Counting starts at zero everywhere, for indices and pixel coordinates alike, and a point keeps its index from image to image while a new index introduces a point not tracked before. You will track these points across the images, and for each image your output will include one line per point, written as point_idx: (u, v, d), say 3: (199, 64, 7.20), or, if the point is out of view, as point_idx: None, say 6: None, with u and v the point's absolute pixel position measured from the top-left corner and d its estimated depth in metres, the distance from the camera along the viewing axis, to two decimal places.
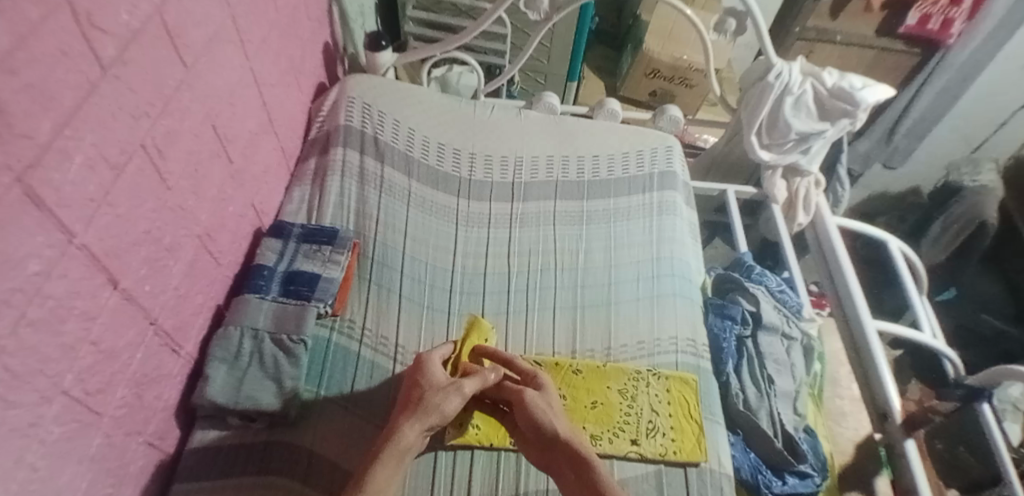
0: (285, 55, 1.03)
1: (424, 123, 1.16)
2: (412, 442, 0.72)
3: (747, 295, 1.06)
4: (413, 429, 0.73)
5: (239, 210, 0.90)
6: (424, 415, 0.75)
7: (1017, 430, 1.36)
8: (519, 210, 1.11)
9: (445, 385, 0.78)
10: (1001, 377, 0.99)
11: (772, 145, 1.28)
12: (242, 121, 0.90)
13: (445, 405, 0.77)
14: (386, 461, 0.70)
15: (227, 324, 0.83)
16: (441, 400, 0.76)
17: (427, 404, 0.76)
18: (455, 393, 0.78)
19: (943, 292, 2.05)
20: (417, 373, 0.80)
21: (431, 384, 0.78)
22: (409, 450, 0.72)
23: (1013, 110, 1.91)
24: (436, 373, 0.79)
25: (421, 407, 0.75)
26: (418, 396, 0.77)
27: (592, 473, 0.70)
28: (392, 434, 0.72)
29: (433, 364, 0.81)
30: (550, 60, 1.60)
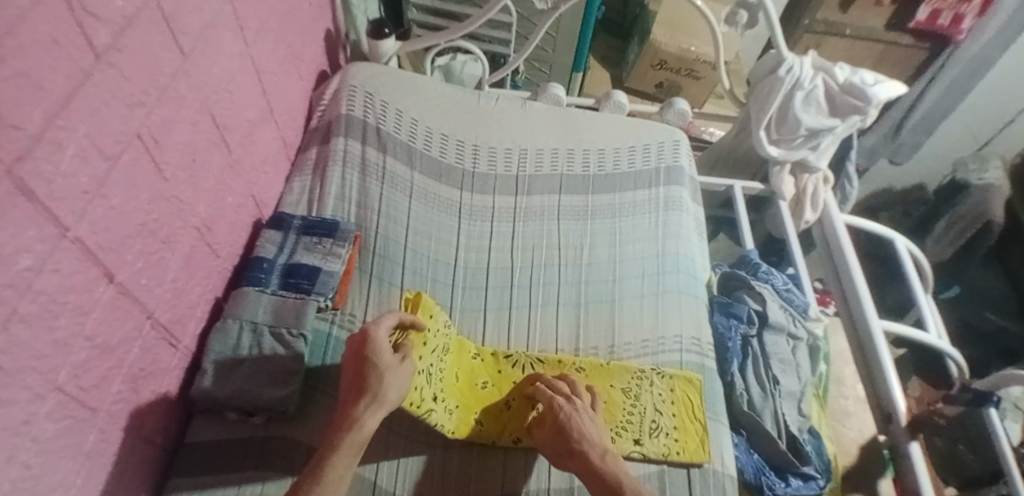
0: (285, 42, 1.00)
1: (426, 112, 1.14)
2: (373, 430, 0.69)
3: (753, 293, 1.05)
4: (374, 417, 0.69)
5: (238, 200, 0.89)
6: (383, 401, 0.69)
7: (1017, 428, 1.36)
8: (524, 203, 1.09)
9: (398, 365, 0.72)
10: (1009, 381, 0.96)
11: (781, 141, 1.25)
12: (241, 110, 0.87)
13: (400, 386, 0.71)
14: (348, 451, 0.66)
15: (226, 317, 0.81)
16: (385, 384, 0.70)
17: (376, 388, 0.69)
18: (404, 372, 0.72)
19: (947, 290, 2.01)
20: (363, 352, 0.71)
21: (384, 363, 0.71)
22: (369, 436, 0.69)
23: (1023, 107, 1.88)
24: (388, 352, 0.72)
25: (378, 392, 0.69)
26: (370, 380, 0.70)
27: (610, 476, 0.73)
28: (351, 423, 0.68)
29: (380, 338, 0.72)
30: (555, 50, 1.57)
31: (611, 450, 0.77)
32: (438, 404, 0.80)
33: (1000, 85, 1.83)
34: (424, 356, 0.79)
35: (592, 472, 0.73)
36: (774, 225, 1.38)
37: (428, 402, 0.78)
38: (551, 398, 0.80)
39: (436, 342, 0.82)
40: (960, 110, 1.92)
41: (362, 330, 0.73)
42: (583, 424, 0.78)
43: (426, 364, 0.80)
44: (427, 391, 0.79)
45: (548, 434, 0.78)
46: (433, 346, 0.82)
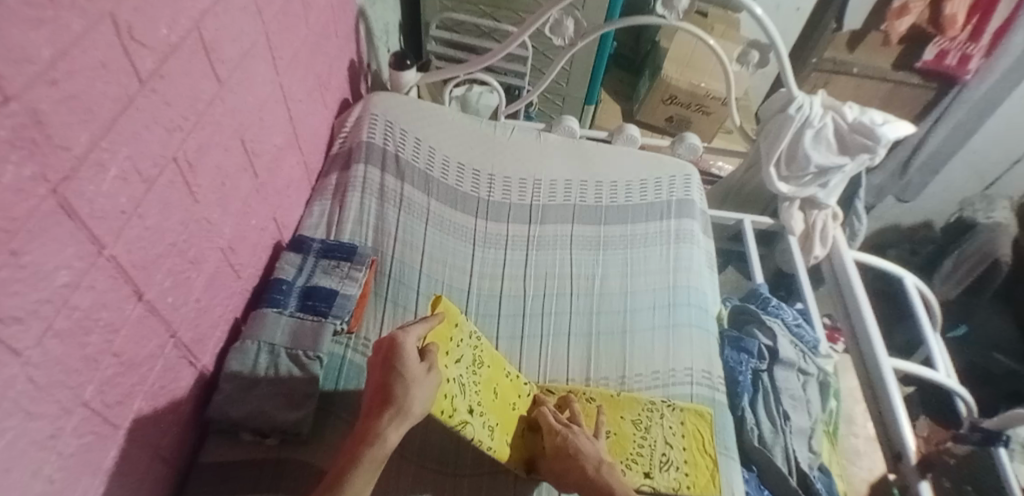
0: (313, 71, 1.04)
1: (445, 142, 1.17)
2: (395, 444, 0.68)
3: (764, 328, 1.06)
4: (396, 431, 0.68)
5: (261, 223, 0.91)
6: (407, 415, 0.68)
7: None
8: (537, 232, 1.11)
9: (424, 375, 0.70)
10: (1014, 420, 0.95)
11: (790, 178, 1.28)
12: (270, 135, 0.90)
13: (424, 399, 0.69)
14: (366, 467, 0.66)
15: (244, 338, 0.82)
16: (409, 397, 0.68)
17: (399, 401, 0.68)
18: (430, 384, 0.70)
19: (954, 329, 2.03)
20: (391, 359, 0.70)
21: (411, 375, 0.69)
22: (389, 450, 0.68)
23: None
24: (414, 362, 0.70)
25: (403, 405, 0.68)
26: (395, 392, 0.69)
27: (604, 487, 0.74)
28: (373, 438, 0.67)
29: (408, 346, 0.71)
30: (569, 83, 1.62)
31: (608, 461, 0.78)
32: (473, 417, 0.78)
33: (1007, 125, 1.85)
34: (449, 365, 0.79)
35: (587, 481, 0.76)
36: (783, 259, 1.40)
37: (461, 410, 0.76)
38: (550, 419, 0.82)
39: (460, 352, 0.82)
40: (967, 149, 1.94)
41: (391, 336, 0.72)
42: (580, 440, 0.80)
43: (454, 373, 0.79)
44: (458, 401, 0.77)
45: (553, 460, 0.79)
46: (457, 355, 0.81)
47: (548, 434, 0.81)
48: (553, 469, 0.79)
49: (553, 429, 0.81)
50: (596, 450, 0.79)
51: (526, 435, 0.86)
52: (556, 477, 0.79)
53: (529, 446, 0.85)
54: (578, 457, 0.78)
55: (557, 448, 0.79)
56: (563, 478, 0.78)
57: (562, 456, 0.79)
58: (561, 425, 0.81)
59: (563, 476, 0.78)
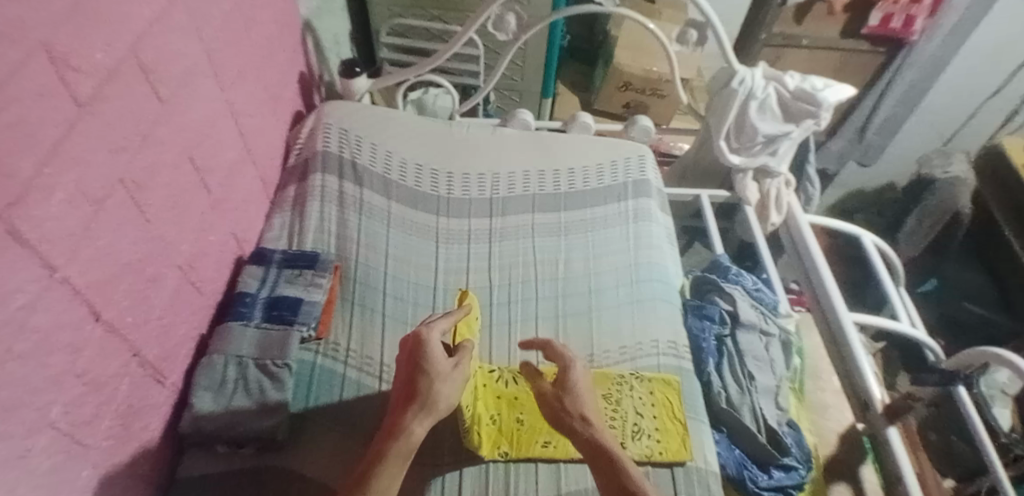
0: (261, 85, 1.05)
1: (401, 145, 1.18)
2: (421, 439, 0.68)
3: (725, 295, 1.09)
4: (423, 425, 0.69)
5: (220, 239, 0.92)
6: (431, 410, 0.70)
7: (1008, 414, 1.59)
8: (499, 224, 1.13)
9: (450, 372, 0.73)
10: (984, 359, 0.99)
11: (741, 149, 1.31)
12: (221, 152, 0.92)
13: (450, 395, 0.72)
14: (396, 460, 0.65)
15: (211, 353, 0.83)
16: (437, 391, 0.71)
17: (426, 396, 0.70)
18: (455, 380, 0.73)
19: (924, 284, 2.11)
20: (418, 354, 0.73)
21: (436, 370, 0.72)
22: (416, 446, 0.68)
23: (983, 102, 1.98)
24: (441, 359, 0.73)
25: (427, 400, 0.70)
26: (421, 387, 0.71)
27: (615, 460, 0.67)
28: (400, 432, 0.68)
29: (434, 343, 0.74)
30: (523, 77, 1.64)
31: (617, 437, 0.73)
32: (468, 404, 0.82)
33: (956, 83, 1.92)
34: None
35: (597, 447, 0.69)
36: (743, 230, 1.44)
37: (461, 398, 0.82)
38: (563, 350, 0.82)
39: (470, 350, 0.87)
40: (922, 109, 2.01)
41: (415, 332, 0.75)
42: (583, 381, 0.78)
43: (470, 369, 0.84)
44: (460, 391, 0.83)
45: (552, 389, 0.77)
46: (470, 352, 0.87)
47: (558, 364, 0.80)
48: (546, 400, 0.77)
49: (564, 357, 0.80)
50: (591, 398, 0.77)
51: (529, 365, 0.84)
52: (547, 409, 0.76)
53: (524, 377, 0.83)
54: (579, 396, 0.76)
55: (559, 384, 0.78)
56: (553, 417, 0.75)
57: (561, 391, 0.76)
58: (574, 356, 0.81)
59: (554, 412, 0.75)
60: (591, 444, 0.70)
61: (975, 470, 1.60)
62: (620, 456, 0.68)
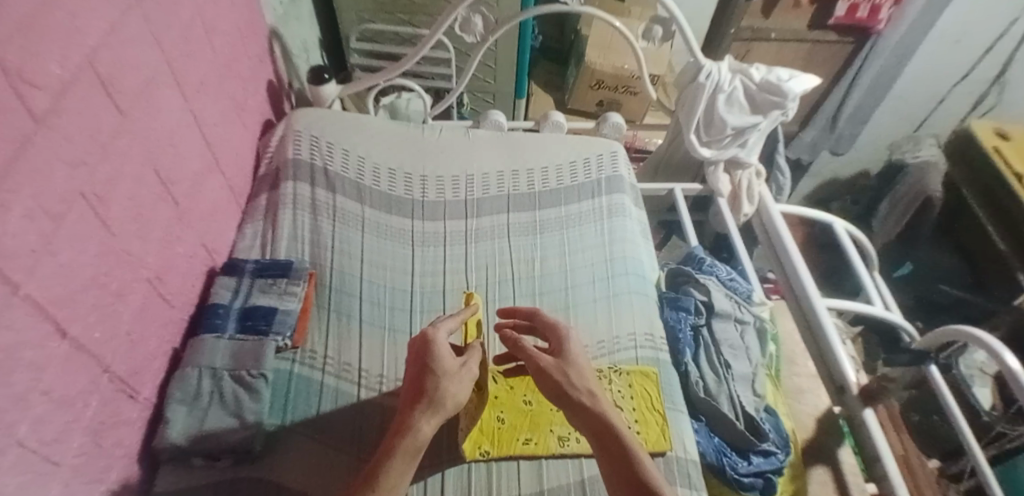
0: (226, 94, 1.05)
1: (373, 149, 1.18)
2: (428, 437, 0.68)
3: (699, 286, 1.11)
4: (430, 423, 0.69)
5: (188, 250, 0.91)
6: (439, 408, 0.70)
7: (988, 392, 1.62)
8: (474, 225, 1.14)
9: (457, 370, 0.74)
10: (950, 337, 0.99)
11: (711, 142, 1.33)
12: (186, 162, 0.91)
13: (457, 392, 0.72)
14: (402, 458, 0.65)
15: (184, 366, 0.83)
16: (447, 389, 0.71)
17: (433, 394, 0.71)
18: (463, 378, 0.74)
19: (900, 268, 2.16)
20: (426, 352, 0.75)
21: (443, 369, 0.73)
22: (424, 444, 0.68)
23: (951, 87, 2.02)
24: (448, 358, 0.74)
25: (434, 397, 0.70)
26: (428, 385, 0.72)
27: (618, 442, 0.66)
28: (407, 430, 0.68)
29: (439, 344, 0.76)
30: (496, 79, 1.65)
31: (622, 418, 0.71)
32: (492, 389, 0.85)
33: (925, 70, 1.96)
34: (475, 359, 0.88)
35: (599, 426, 0.68)
36: (716, 221, 1.46)
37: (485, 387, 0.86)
38: (560, 326, 0.81)
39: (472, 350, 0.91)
40: (893, 96, 2.05)
41: (423, 334, 0.77)
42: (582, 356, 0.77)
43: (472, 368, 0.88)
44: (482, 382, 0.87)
45: (552, 362, 0.75)
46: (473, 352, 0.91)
47: (555, 339, 0.79)
48: (543, 374, 0.74)
49: (563, 332, 0.79)
50: (591, 373, 0.76)
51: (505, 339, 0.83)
52: (546, 383, 0.74)
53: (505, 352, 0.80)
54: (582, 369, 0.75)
55: (558, 358, 0.76)
56: (553, 391, 0.73)
57: (561, 365, 0.75)
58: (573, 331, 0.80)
59: (554, 385, 0.73)
60: (598, 422, 0.69)
61: (957, 448, 1.64)
62: (629, 437, 0.68)
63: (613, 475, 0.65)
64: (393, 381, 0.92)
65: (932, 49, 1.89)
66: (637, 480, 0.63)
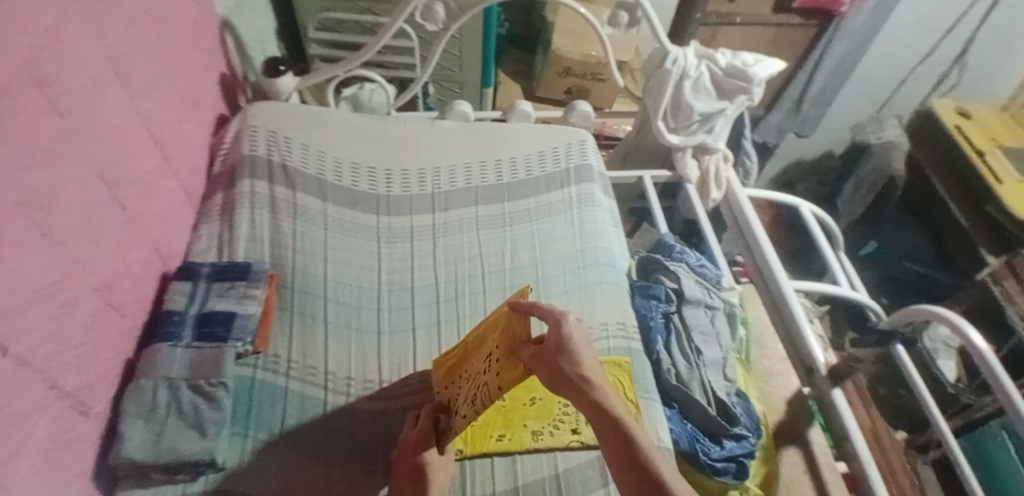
0: (176, 90, 0.99)
1: (334, 144, 1.13)
2: None
3: (669, 274, 1.11)
4: None
5: (140, 256, 0.87)
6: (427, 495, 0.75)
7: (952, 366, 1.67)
8: (442, 219, 1.11)
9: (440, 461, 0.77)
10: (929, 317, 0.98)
11: (679, 128, 1.33)
12: (135, 163, 0.86)
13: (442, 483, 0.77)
14: None
15: (139, 378, 0.79)
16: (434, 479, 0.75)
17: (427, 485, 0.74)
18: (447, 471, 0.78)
19: (865, 246, 2.23)
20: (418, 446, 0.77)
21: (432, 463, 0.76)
22: None
23: (913, 67, 2.06)
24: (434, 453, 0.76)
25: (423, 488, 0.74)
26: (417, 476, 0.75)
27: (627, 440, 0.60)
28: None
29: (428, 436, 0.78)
30: (462, 68, 1.61)
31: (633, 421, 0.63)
32: (489, 373, 0.73)
33: (887, 51, 1.99)
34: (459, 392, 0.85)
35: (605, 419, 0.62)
36: (686, 207, 1.46)
37: (478, 369, 0.77)
38: (554, 308, 0.74)
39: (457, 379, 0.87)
40: (856, 77, 2.08)
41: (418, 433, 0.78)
42: (582, 340, 0.71)
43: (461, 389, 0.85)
44: (477, 363, 0.79)
45: (545, 348, 0.68)
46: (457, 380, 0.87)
47: (551, 322, 0.72)
48: (540, 356, 0.67)
49: (557, 314, 0.73)
50: (589, 355, 0.70)
51: (518, 327, 0.74)
52: (539, 366, 0.67)
53: (512, 343, 0.73)
54: (575, 352, 0.68)
55: (558, 343, 0.69)
56: (550, 375, 0.66)
57: (556, 348, 0.68)
58: (568, 312, 0.73)
59: (551, 366, 0.66)
60: (597, 411, 0.63)
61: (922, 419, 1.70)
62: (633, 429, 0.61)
63: (622, 471, 0.58)
64: (362, 383, 0.90)
65: (893, 30, 1.92)
66: (649, 478, 0.55)
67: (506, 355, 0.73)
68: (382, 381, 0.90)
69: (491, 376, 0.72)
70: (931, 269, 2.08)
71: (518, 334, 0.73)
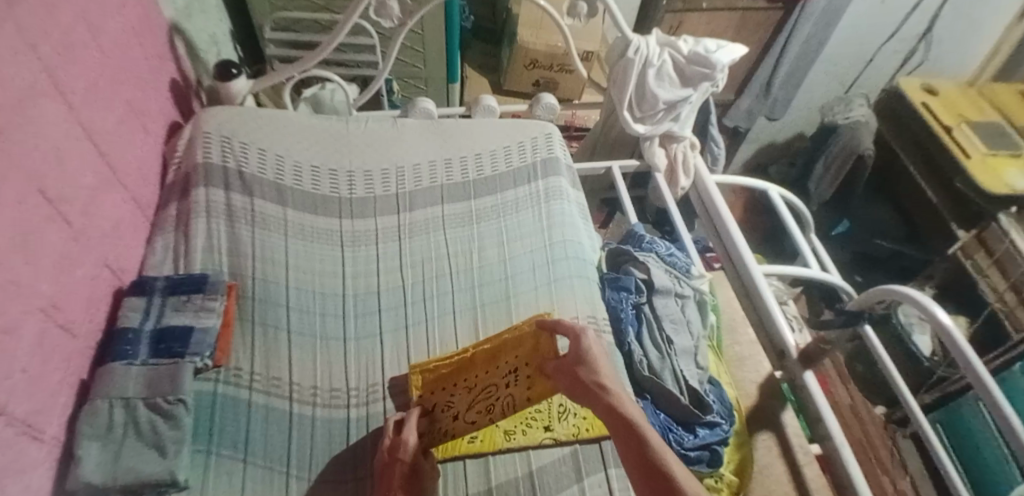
0: (121, 99, 0.95)
1: (293, 147, 1.10)
2: None
3: (639, 265, 1.11)
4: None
5: (89, 273, 0.84)
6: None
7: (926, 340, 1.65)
8: (407, 220, 1.09)
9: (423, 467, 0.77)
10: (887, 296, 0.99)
11: (645, 118, 1.31)
12: (78, 177, 0.83)
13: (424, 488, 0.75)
14: None
15: (93, 399, 0.76)
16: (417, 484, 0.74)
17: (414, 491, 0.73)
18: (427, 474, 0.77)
19: (838, 226, 2.27)
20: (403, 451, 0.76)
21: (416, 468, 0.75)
22: None
23: (879, 46, 2.06)
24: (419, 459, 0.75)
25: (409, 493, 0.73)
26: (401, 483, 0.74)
27: (640, 440, 0.63)
28: None
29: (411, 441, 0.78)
30: (426, 64, 1.59)
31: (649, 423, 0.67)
32: (516, 385, 0.81)
33: (852, 31, 1.99)
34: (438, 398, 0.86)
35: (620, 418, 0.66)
36: (655, 196, 1.46)
37: (485, 380, 0.84)
38: (574, 324, 0.79)
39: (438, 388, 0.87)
40: (823, 59, 2.08)
41: (398, 441, 0.78)
42: (600, 352, 0.76)
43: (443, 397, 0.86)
44: (479, 373, 0.85)
45: (566, 361, 0.75)
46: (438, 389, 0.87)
47: (571, 337, 0.77)
48: (562, 369, 0.75)
49: (577, 330, 0.77)
50: (608, 367, 0.75)
51: (546, 344, 0.80)
52: (564, 378, 0.74)
53: (540, 357, 0.80)
54: (593, 362, 0.73)
55: (579, 356, 0.74)
56: (571, 385, 0.73)
57: (576, 360, 0.74)
58: (587, 327, 0.77)
59: (572, 378, 0.73)
60: (611, 416, 0.68)
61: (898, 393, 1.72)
62: (643, 426, 0.65)
63: (633, 467, 0.62)
64: (328, 392, 0.88)
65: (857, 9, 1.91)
66: (656, 470, 0.59)
67: (535, 370, 0.80)
68: (350, 389, 0.89)
69: (520, 390, 0.80)
70: (902, 245, 2.12)
71: (546, 350, 0.80)
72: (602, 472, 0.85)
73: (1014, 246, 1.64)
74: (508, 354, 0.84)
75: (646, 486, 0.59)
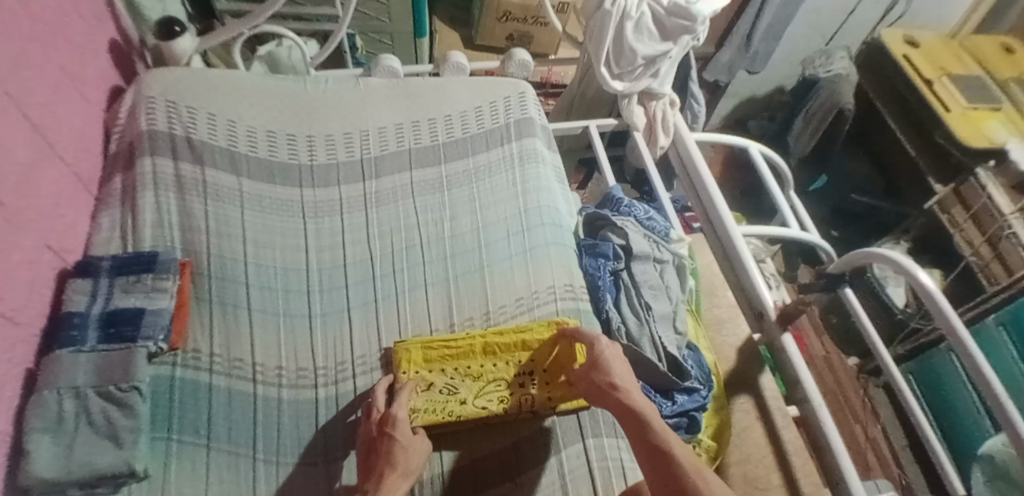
0: (53, 63, 0.86)
1: (247, 111, 1.03)
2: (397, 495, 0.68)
3: (617, 230, 1.07)
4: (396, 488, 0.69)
5: (27, 256, 0.77)
6: (406, 472, 0.70)
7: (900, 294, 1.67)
8: (373, 188, 1.03)
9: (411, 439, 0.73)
10: (865, 259, 0.95)
11: (623, 74, 1.24)
12: (9, 153, 0.75)
13: (420, 459, 0.73)
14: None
15: (39, 389, 0.72)
16: (407, 456, 0.71)
17: (405, 467, 0.70)
18: (419, 444, 0.74)
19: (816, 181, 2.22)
20: (388, 426, 0.74)
21: (404, 441, 0.72)
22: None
23: None
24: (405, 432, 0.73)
25: (402, 466, 0.70)
26: (390, 457, 0.71)
27: (652, 436, 0.66)
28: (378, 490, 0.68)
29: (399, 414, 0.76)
30: (391, 17, 1.49)
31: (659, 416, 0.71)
32: (534, 387, 0.85)
33: None
34: (434, 377, 0.85)
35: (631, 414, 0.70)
36: (634, 156, 1.41)
37: (493, 372, 0.86)
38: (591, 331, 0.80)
39: (437, 366, 0.86)
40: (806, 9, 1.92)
41: (384, 413, 0.76)
42: (615, 355, 0.77)
43: (441, 377, 0.85)
44: (485, 363, 0.87)
45: (583, 367, 0.78)
46: (438, 366, 0.86)
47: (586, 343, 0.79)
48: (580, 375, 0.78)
49: (592, 337, 0.79)
50: (624, 367, 0.77)
51: (565, 351, 0.87)
52: (582, 383, 0.78)
53: (564, 361, 0.87)
54: (607, 366, 0.75)
55: (592, 362, 0.76)
56: (587, 388, 0.77)
57: (592, 364, 0.77)
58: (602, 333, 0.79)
59: (587, 382, 0.77)
60: (624, 412, 0.70)
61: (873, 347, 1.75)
62: (652, 419, 0.69)
63: (643, 456, 0.66)
64: (295, 371, 0.85)
65: None
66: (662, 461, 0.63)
67: (554, 377, 0.86)
68: (317, 367, 0.86)
69: (542, 391, 0.85)
70: (879, 198, 2.14)
71: (565, 355, 0.87)
72: (579, 443, 0.84)
73: (991, 202, 1.64)
74: (524, 353, 0.88)
75: (652, 474, 0.64)
